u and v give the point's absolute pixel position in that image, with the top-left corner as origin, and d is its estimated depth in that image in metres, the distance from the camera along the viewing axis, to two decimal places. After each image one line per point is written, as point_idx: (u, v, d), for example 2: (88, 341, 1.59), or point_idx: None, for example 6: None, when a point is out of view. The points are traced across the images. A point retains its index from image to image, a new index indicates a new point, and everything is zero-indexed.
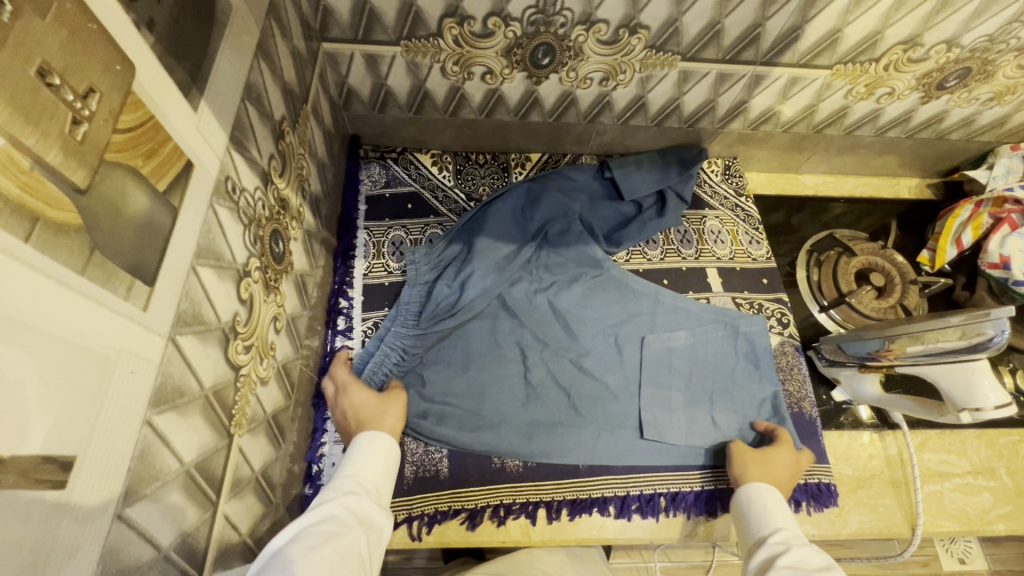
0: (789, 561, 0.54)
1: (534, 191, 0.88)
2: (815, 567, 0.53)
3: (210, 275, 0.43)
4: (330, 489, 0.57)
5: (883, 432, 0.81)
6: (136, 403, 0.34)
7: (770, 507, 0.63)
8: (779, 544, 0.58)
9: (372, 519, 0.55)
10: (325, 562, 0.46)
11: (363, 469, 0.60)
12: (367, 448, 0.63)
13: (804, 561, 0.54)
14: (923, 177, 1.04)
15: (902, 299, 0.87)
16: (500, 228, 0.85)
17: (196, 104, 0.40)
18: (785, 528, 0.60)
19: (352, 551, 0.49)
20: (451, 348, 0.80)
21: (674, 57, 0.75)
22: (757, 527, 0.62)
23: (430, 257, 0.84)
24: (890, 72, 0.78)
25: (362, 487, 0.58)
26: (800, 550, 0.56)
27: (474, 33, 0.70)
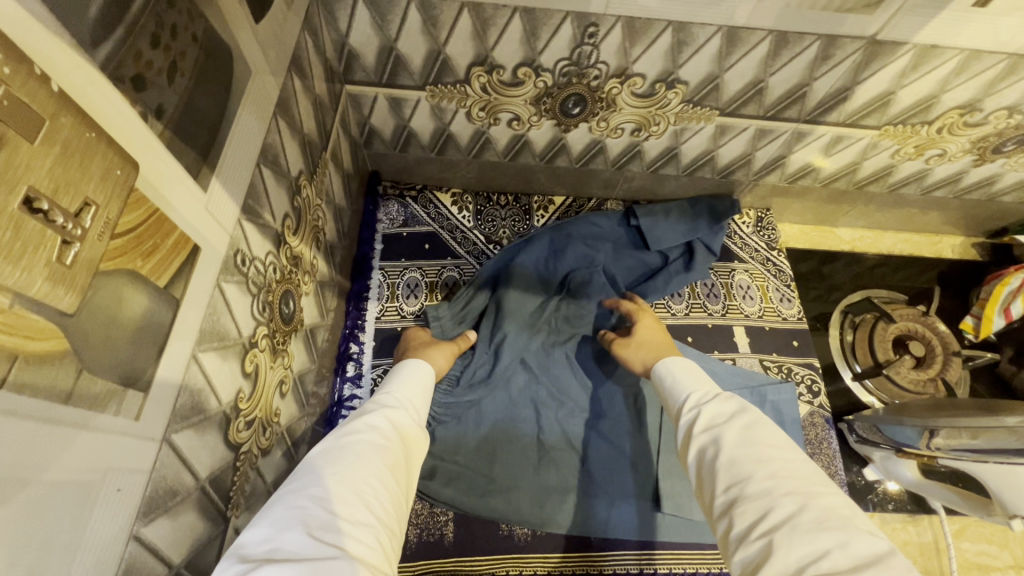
0: (705, 422, 0.45)
1: (558, 241, 0.85)
2: (730, 418, 0.44)
3: (213, 359, 0.41)
4: (372, 402, 0.51)
5: (918, 516, 0.76)
6: (123, 521, 0.32)
7: (677, 368, 0.53)
8: (688, 403, 0.48)
9: (417, 436, 0.49)
10: (373, 472, 0.41)
11: (407, 390, 0.54)
12: (409, 371, 0.57)
13: (719, 415, 0.45)
14: (968, 236, 0.98)
15: (943, 372, 0.83)
16: (523, 278, 0.83)
17: (206, 184, 0.38)
18: (693, 384, 0.50)
19: (398, 465, 0.44)
20: (467, 403, 0.76)
21: (712, 112, 0.71)
22: (671, 396, 0.52)
23: (453, 309, 0.80)
24: (943, 134, 0.73)
25: (405, 404, 0.51)
26: (709, 401, 0.47)
27: (503, 81, 0.67)
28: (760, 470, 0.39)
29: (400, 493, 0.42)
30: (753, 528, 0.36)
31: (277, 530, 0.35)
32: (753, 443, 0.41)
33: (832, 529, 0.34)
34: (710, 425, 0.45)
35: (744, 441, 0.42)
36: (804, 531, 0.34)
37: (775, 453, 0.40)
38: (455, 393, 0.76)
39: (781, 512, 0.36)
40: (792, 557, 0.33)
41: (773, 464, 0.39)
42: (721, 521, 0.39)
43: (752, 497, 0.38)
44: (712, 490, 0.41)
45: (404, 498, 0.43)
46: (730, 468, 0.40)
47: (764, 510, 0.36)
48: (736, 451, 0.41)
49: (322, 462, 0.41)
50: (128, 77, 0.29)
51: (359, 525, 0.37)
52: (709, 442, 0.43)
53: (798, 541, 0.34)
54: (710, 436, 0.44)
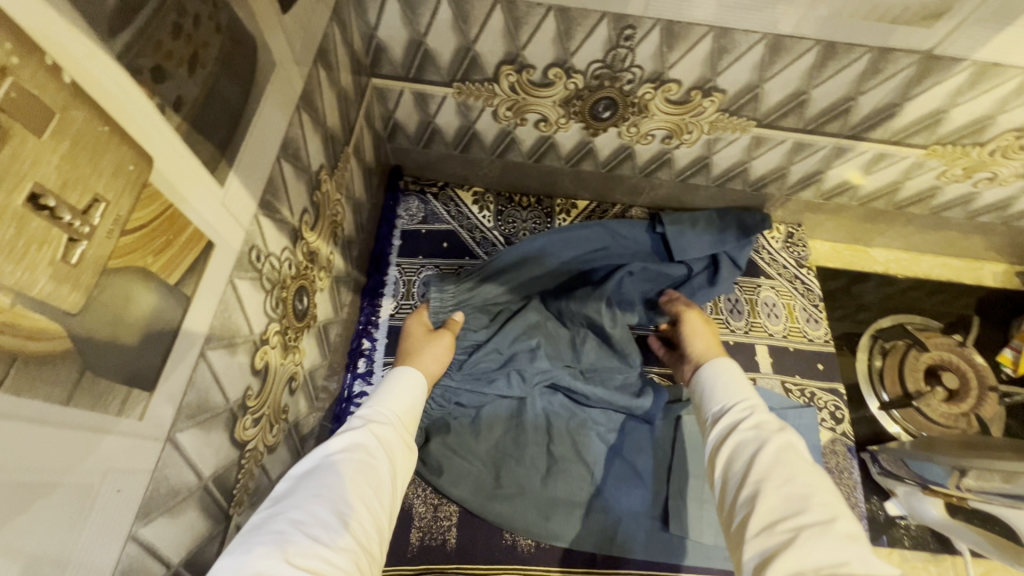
0: (750, 421, 0.46)
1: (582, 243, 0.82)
2: (779, 423, 0.45)
3: (222, 357, 0.40)
4: (358, 415, 0.49)
5: (940, 556, 0.73)
6: (122, 523, 0.31)
7: (724, 370, 0.54)
8: (736, 402, 0.50)
9: (404, 451, 0.48)
10: (354, 496, 0.41)
11: (397, 399, 0.52)
12: (400, 377, 0.55)
13: (766, 418, 0.46)
14: (1011, 263, 0.93)
15: (976, 408, 0.79)
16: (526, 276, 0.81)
17: (223, 178, 0.37)
18: (744, 386, 0.52)
19: (382, 486, 0.43)
20: (469, 397, 0.75)
21: (749, 123, 0.68)
22: (709, 395, 0.53)
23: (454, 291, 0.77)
24: (994, 157, 0.69)
25: (393, 417, 0.50)
26: (758, 405, 0.48)
27: (533, 81, 0.65)
28: (799, 475, 0.40)
29: (382, 516, 0.42)
30: (780, 522, 0.38)
31: (255, 554, 0.35)
32: (795, 454, 0.42)
33: (861, 544, 0.36)
34: (755, 424, 0.46)
35: (787, 448, 0.43)
36: (833, 539, 0.36)
37: (816, 469, 0.42)
38: (462, 392, 0.74)
39: (813, 518, 0.37)
40: (814, 558, 0.35)
41: (815, 478, 0.41)
42: (740, 511, 0.41)
43: (784, 499, 0.39)
44: (739, 482, 0.43)
45: (386, 518, 0.43)
46: (770, 467, 0.41)
47: (797, 513, 0.38)
48: (778, 458, 0.42)
49: (303, 485, 0.41)
50: (147, 68, 0.28)
51: (340, 550, 0.37)
52: (751, 439, 0.44)
53: (825, 546, 0.35)
54: (753, 434, 0.45)
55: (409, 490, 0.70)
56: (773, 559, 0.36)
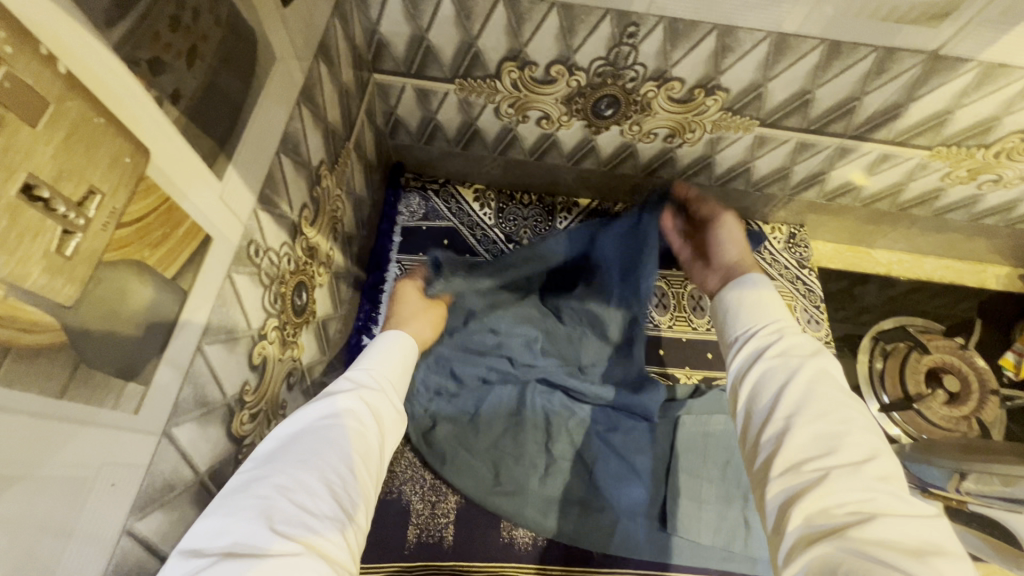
0: (778, 351, 0.45)
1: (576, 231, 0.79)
2: (809, 355, 0.44)
3: (219, 351, 0.40)
4: (346, 380, 0.48)
5: None
6: (116, 515, 0.31)
7: (755, 292, 0.51)
8: (764, 329, 0.47)
9: (391, 417, 0.48)
10: (340, 463, 0.40)
11: (386, 367, 0.52)
12: (387, 343, 0.54)
13: (796, 349, 0.44)
14: (1015, 266, 0.93)
15: (977, 411, 0.79)
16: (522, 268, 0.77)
17: (222, 172, 0.37)
18: (778, 310, 0.49)
19: (370, 453, 0.43)
20: (467, 385, 0.76)
21: (752, 122, 0.67)
22: (731, 319, 0.51)
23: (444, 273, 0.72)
24: (999, 159, 0.69)
25: (382, 382, 0.49)
26: (789, 334, 0.46)
27: (535, 78, 0.65)
28: (832, 412, 0.39)
29: (369, 483, 0.42)
30: (807, 461, 0.37)
31: (240, 520, 0.34)
32: (827, 388, 0.41)
33: (892, 484, 0.35)
34: (782, 356, 0.44)
35: (817, 381, 0.41)
36: (864, 479, 0.35)
37: (849, 402, 0.40)
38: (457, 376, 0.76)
39: (846, 456, 0.37)
40: (840, 495, 0.35)
41: (847, 413, 0.39)
42: (767, 444, 0.40)
43: (813, 432, 0.38)
44: (766, 413, 0.41)
45: (373, 483, 0.43)
46: (800, 401, 0.40)
47: (827, 450, 0.37)
48: (807, 392, 0.41)
49: (287, 448, 0.40)
50: (144, 60, 0.28)
51: (326, 517, 0.36)
52: (779, 370, 0.43)
53: (853, 483, 0.35)
54: (779, 365, 0.43)
55: (407, 487, 0.70)
56: (799, 498, 0.36)
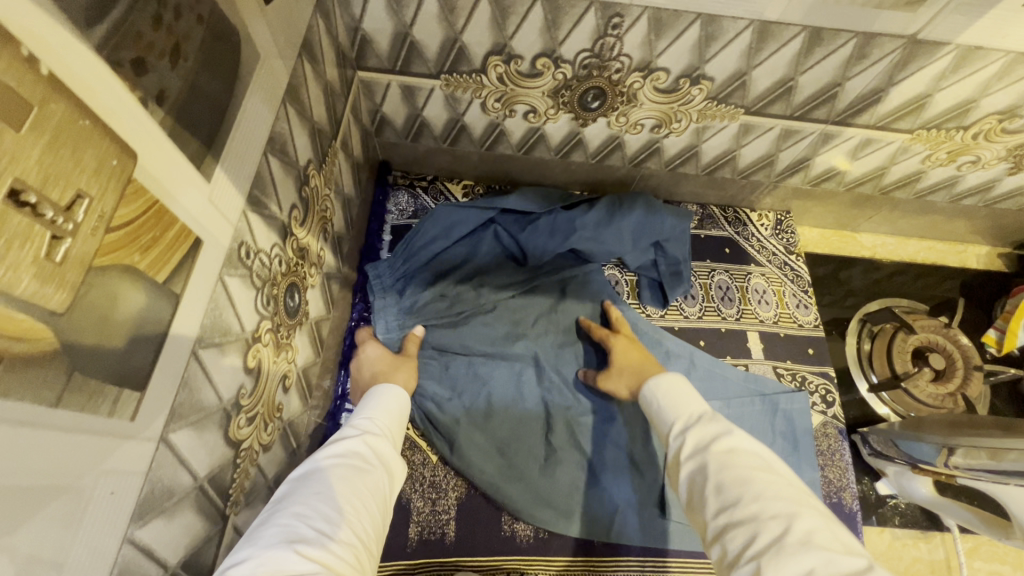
0: (691, 447, 0.46)
1: (560, 224, 0.81)
2: (715, 441, 0.45)
3: (214, 355, 0.39)
4: (351, 425, 0.50)
5: (930, 533, 0.74)
6: (117, 524, 0.31)
7: (664, 387, 0.54)
8: (676, 433, 0.49)
9: (395, 462, 0.48)
10: (350, 499, 0.41)
11: (383, 413, 0.53)
12: (383, 391, 0.56)
13: (704, 440, 0.46)
14: (995, 246, 0.95)
15: (963, 388, 0.79)
16: (494, 262, 0.84)
17: (210, 173, 0.36)
18: (681, 407, 0.51)
19: (377, 494, 0.44)
20: (463, 382, 0.76)
21: (738, 110, 0.68)
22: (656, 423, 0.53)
23: (393, 266, 0.80)
24: (977, 141, 0.70)
25: (383, 429, 0.51)
26: (695, 427, 0.47)
27: (520, 72, 0.65)
28: (746, 494, 0.39)
29: (379, 516, 0.43)
30: (743, 552, 0.36)
31: (262, 546, 0.35)
32: (733, 467, 0.42)
33: (817, 547, 0.35)
34: (694, 451, 0.45)
35: (724, 468, 0.42)
36: (792, 553, 0.34)
37: (758, 474, 0.40)
38: (450, 366, 0.76)
39: (768, 535, 0.36)
40: None
41: (758, 486, 0.40)
42: (715, 547, 0.40)
43: (734, 516, 0.39)
44: (704, 514, 0.41)
45: (381, 526, 0.43)
46: (718, 495, 0.41)
47: (752, 534, 0.37)
48: (722, 478, 0.41)
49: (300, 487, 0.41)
50: (127, 60, 0.27)
51: (343, 543, 0.37)
52: (696, 468, 0.44)
53: (786, 561, 0.34)
54: (696, 461, 0.45)
55: (406, 485, 0.70)
56: None
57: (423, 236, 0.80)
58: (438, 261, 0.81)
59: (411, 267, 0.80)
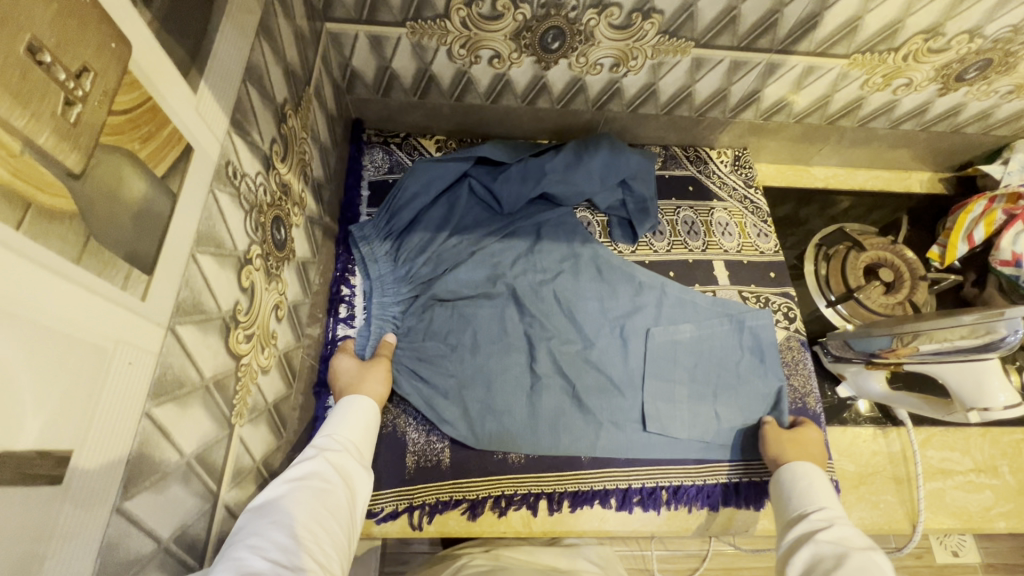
0: (830, 536, 0.55)
1: (530, 169, 0.85)
2: (860, 545, 0.52)
3: (210, 263, 0.42)
4: (314, 448, 0.56)
5: (886, 428, 0.81)
6: (137, 394, 0.34)
7: (809, 477, 0.64)
8: (817, 516, 0.58)
9: (356, 478, 0.55)
10: (315, 518, 0.47)
11: (346, 431, 0.60)
12: (351, 409, 0.62)
13: (848, 539, 0.54)
14: (936, 171, 1.02)
15: (911, 295, 0.86)
16: (470, 215, 0.87)
17: (195, 85, 0.39)
18: (826, 499, 0.61)
19: (339, 510, 0.50)
20: (449, 323, 0.79)
21: (688, 43, 0.72)
22: (800, 498, 0.62)
23: (378, 226, 0.83)
24: (909, 62, 0.76)
25: (346, 447, 0.57)
26: (837, 525, 0.56)
27: (482, 15, 0.68)
28: None
29: (336, 536, 0.48)
30: None
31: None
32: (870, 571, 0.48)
33: None
34: (835, 540, 0.54)
35: (862, 566, 0.49)
36: None
37: None
38: (436, 308, 0.80)
39: None
40: None
41: None
42: None
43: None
44: None
45: (342, 539, 0.49)
46: None
47: None
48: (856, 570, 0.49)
49: (267, 506, 0.47)
50: None
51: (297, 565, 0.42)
52: (830, 552, 0.52)
53: None
54: (832, 548, 0.53)
55: (401, 420, 0.74)
56: None
57: (405, 192, 0.83)
58: (421, 217, 0.85)
59: (390, 220, 0.83)
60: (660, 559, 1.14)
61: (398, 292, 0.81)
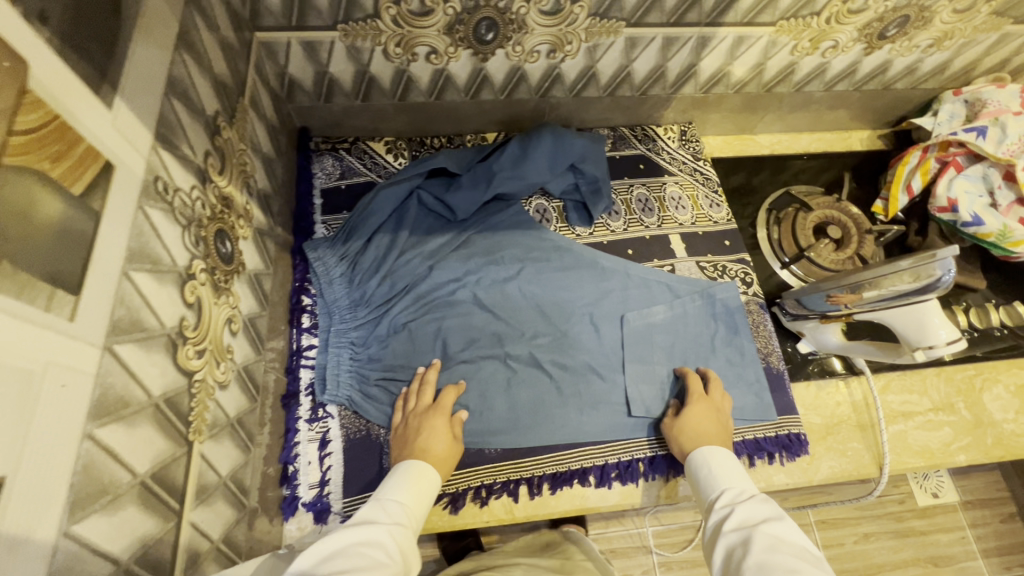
0: (736, 522, 0.56)
1: (482, 171, 0.86)
2: (760, 520, 0.55)
3: (148, 280, 0.42)
4: (380, 508, 0.57)
5: (849, 378, 0.84)
6: (73, 415, 0.33)
7: (709, 463, 0.65)
8: (721, 501, 0.60)
9: (409, 550, 0.55)
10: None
11: (406, 495, 0.60)
12: (417, 473, 0.63)
13: (751, 518, 0.56)
14: (874, 129, 1.06)
15: (859, 249, 0.89)
16: (424, 225, 0.86)
17: (109, 101, 0.38)
18: (727, 480, 0.62)
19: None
20: (417, 335, 0.78)
21: (619, 23, 0.74)
22: (705, 488, 0.63)
23: (332, 248, 0.81)
24: (832, 24, 0.79)
25: (403, 514, 0.58)
26: (737, 505, 0.58)
27: (412, 12, 0.69)
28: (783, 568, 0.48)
29: None
30: None
31: None
32: (776, 550, 0.51)
33: None
34: (740, 526, 0.55)
35: (767, 545, 0.51)
36: None
37: (796, 561, 0.49)
38: (401, 319, 0.79)
39: None
40: None
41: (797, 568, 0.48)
42: None
43: None
44: None
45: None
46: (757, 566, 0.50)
47: None
48: (762, 552, 0.51)
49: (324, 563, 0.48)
50: None
51: None
52: (738, 540, 0.54)
53: None
54: (739, 535, 0.54)
55: (374, 424, 0.73)
56: None
57: (362, 213, 0.83)
58: (376, 233, 0.83)
59: (342, 239, 0.82)
60: (656, 535, 1.16)
61: (358, 319, 0.79)
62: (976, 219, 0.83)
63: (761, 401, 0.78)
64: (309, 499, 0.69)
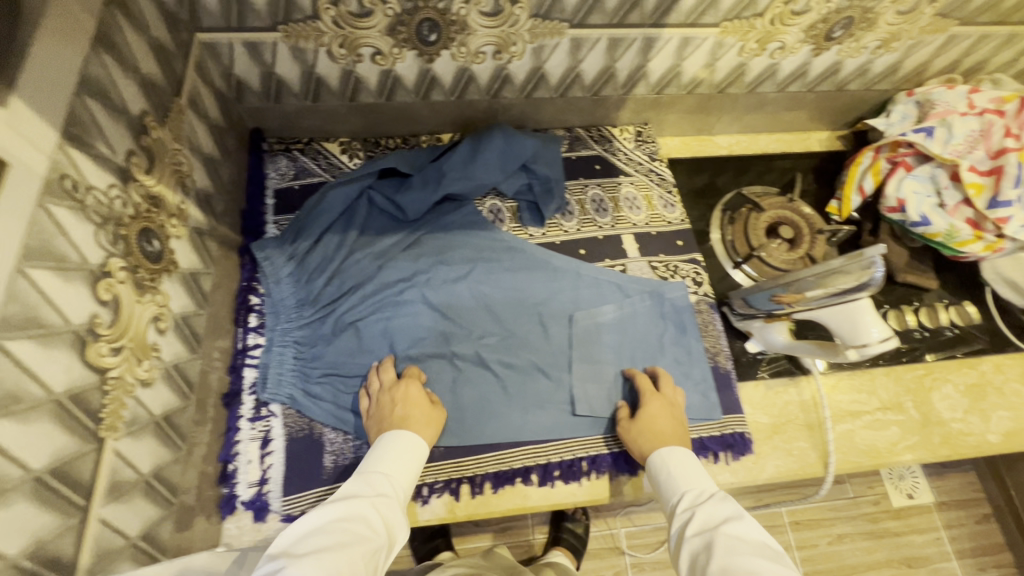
0: (698, 526, 0.56)
1: (434, 171, 0.87)
2: (720, 521, 0.55)
3: (50, 277, 0.42)
4: (365, 480, 0.59)
5: (797, 378, 0.84)
6: None
7: (669, 465, 0.65)
8: (682, 504, 0.60)
9: (395, 520, 0.57)
10: (353, 566, 0.48)
11: (389, 465, 0.61)
12: (401, 444, 0.64)
13: (711, 520, 0.56)
14: (833, 129, 1.07)
15: (810, 249, 0.89)
16: (375, 225, 0.87)
17: (3, 100, 0.39)
18: (687, 483, 0.62)
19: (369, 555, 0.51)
20: (363, 334, 0.79)
21: (562, 24, 0.75)
22: (666, 492, 0.63)
23: (280, 246, 0.81)
24: (776, 26, 0.80)
25: (389, 485, 0.59)
26: (697, 508, 0.58)
27: (352, 13, 0.69)
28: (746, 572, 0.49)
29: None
30: None
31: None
32: (737, 552, 0.51)
33: None
34: (701, 529, 0.56)
35: (727, 547, 0.52)
36: None
37: (758, 563, 0.50)
38: (347, 318, 0.79)
39: None
40: None
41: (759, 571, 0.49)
42: None
43: None
44: None
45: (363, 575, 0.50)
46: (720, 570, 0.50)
47: None
48: (725, 556, 0.51)
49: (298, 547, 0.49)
50: None
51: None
52: (700, 544, 0.54)
53: None
54: (701, 540, 0.54)
55: (317, 423, 0.73)
56: None
57: (311, 213, 0.83)
58: (325, 233, 0.84)
59: (291, 238, 0.82)
60: (627, 536, 1.16)
61: (304, 318, 0.79)
62: (923, 219, 0.84)
63: (706, 400, 0.79)
64: (248, 498, 0.68)
